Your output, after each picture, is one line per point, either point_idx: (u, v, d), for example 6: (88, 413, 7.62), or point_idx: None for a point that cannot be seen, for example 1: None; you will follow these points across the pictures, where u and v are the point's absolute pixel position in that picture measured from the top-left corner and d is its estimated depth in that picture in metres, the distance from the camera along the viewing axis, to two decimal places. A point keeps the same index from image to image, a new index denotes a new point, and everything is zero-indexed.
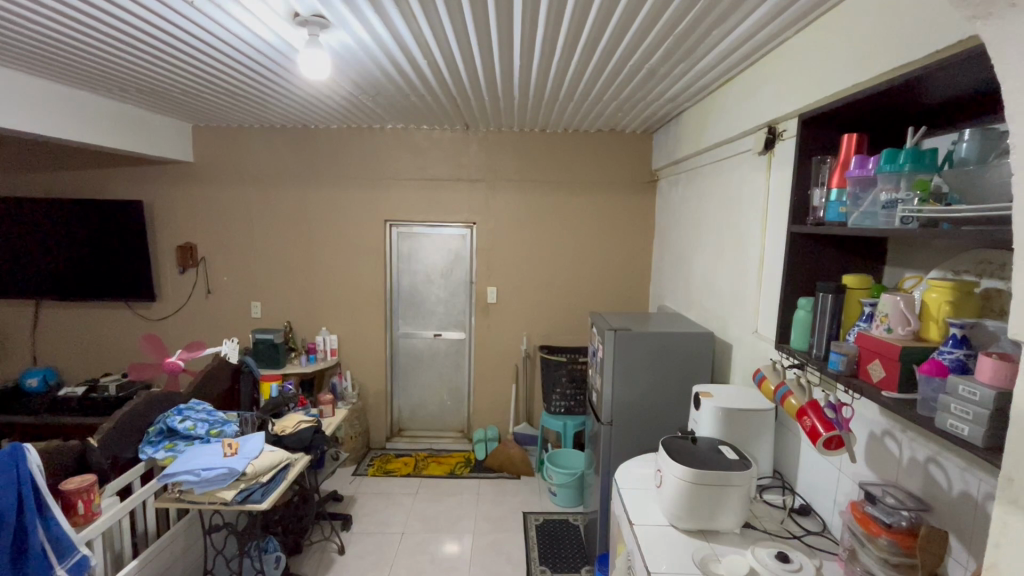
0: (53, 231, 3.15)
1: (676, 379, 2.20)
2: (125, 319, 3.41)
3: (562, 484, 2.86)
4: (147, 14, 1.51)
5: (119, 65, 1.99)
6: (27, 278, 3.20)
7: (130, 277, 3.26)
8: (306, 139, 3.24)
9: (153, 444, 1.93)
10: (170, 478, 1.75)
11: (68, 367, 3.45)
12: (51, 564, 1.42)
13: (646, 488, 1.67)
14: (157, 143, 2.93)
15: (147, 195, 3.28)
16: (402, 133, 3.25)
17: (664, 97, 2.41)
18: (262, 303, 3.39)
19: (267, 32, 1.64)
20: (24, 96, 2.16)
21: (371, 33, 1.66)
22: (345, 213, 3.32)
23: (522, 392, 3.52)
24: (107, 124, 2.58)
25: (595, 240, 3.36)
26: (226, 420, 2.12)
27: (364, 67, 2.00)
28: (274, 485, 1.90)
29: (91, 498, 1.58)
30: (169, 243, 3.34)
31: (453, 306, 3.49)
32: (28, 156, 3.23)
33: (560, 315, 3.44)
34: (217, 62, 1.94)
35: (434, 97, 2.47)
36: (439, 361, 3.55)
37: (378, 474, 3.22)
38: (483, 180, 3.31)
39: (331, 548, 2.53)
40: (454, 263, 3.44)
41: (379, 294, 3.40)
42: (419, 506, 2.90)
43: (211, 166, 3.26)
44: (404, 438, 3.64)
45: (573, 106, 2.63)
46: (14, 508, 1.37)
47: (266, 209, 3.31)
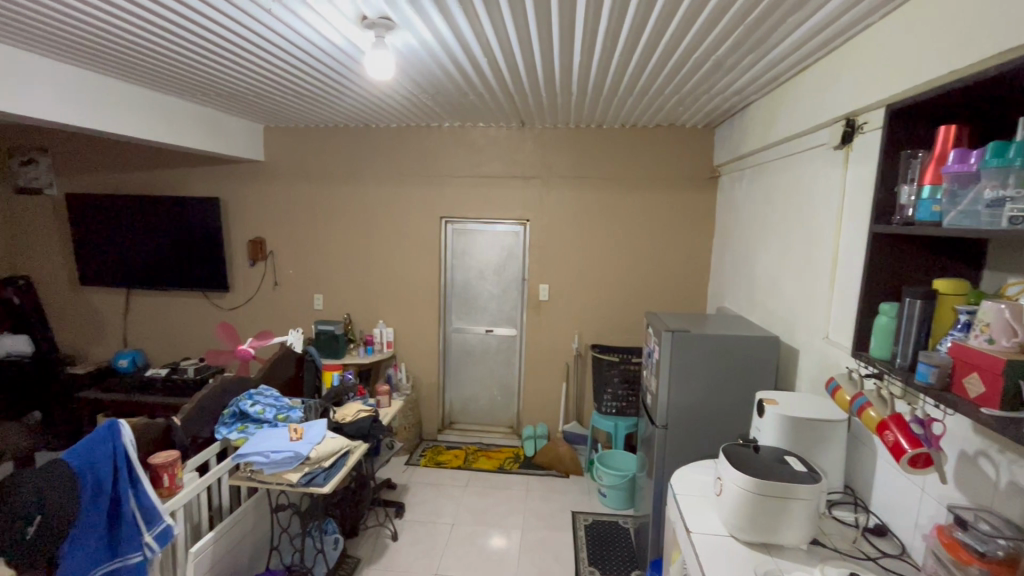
0: (143, 225, 3.44)
1: (736, 384, 2.11)
2: (203, 308, 3.66)
3: (613, 486, 2.82)
4: (226, 19, 1.61)
5: (202, 69, 2.14)
6: (122, 268, 3.52)
7: (207, 269, 3.50)
8: (367, 139, 3.36)
9: (226, 425, 2.07)
10: (243, 458, 1.87)
11: (153, 350, 3.75)
12: (140, 530, 1.55)
13: (704, 496, 1.62)
14: (233, 143, 3.13)
15: (223, 192, 3.50)
16: (459, 131, 3.29)
17: (728, 89, 2.31)
18: (324, 295, 3.55)
19: (336, 35, 1.71)
20: (114, 99, 2.36)
21: (434, 32, 1.69)
22: (403, 209, 3.41)
23: (573, 390, 3.50)
24: (188, 124, 2.78)
25: (651, 239, 3.28)
26: (292, 406, 2.24)
27: (426, 67, 2.04)
28: (335, 470, 1.99)
29: (175, 472, 1.71)
30: (241, 236, 3.54)
31: (505, 303, 3.51)
32: (120, 155, 3.51)
33: (613, 314, 3.38)
34: (288, 65, 2.04)
35: (492, 95, 2.48)
36: (491, 356, 3.58)
37: (430, 464, 3.30)
38: (537, 177, 3.30)
39: (384, 534, 2.61)
40: (507, 260, 3.46)
41: (433, 289, 3.48)
42: (469, 498, 2.95)
43: (280, 164, 3.44)
44: (455, 430, 3.70)
45: (632, 100, 2.56)
46: (109, 478, 1.52)
47: (329, 206, 3.45)
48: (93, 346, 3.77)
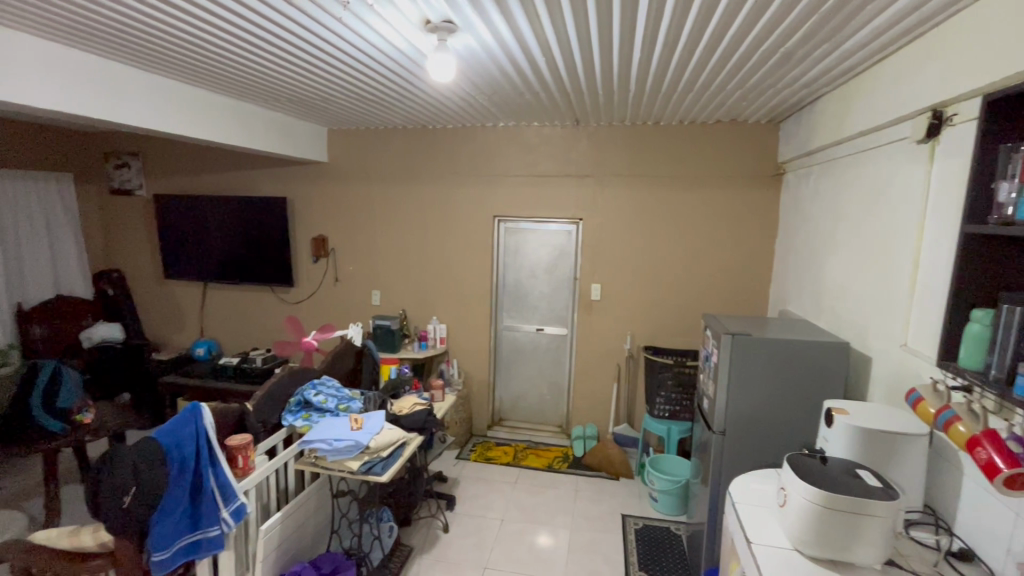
0: (219, 223, 3.70)
1: (802, 391, 2.01)
2: (270, 302, 3.88)
3: (665, 491, 2.75)
4: (300, 30, 1.70)
5: (276, 78, 2.27)
6: (200, 263, 3.80)
7: (274, 266, 3.71)
8: (423, 140, 3.45)
9: (292, 412, 2.19)
10: (308, 445, 1.97)
11: (225, 340, 4.02)
12: (218, 507, 1.68)
13: (767, 506, 1.55)
14: (300, 146, 3.30)
15: (290, 192, 3.70)
16: (513, 131, 3.32)
17: (797, 82, 2.20)
18: (381, 292, 3.68)
19: (400, 40, 1.77)
20: (198, 107, 2.55)
21: (495, 34, 1.71)
22: (457, 209, 3.48)
23: (624, 392, 3.45)
24: (261, 128, 2.96)
25: (709, 239, 3.18)
26: (352, 397, 2.34)
27: (486, 69, 2.08)
28: (393, 460, 2.06)
29: (248, 454, 1.83)
30: (305, 234, 3.73)
31: (556, 302, 3.51)
32: (199, 158, 3.78)
33: (667, 315, 3.31)
34: (354, 70, 2.12)
35: (548, 94, 2.49)
36: (541, 355, 3.59)
37: (480, 460, 3.35)
38: (591, 176, 3.28)
39: (436, 525, 2.68)
40: (559, 259, 3.45)
41: (485, 287, 3.53)
42: (519, 495, 2.97)
43: (342, 166, 3.59)
44: (504, 427, 3.74)
45: (692, 97, 2.50)
46: (193, 457, 1.65)
47: (387, 205, 3.57)
48: (175, 335, 4.09)
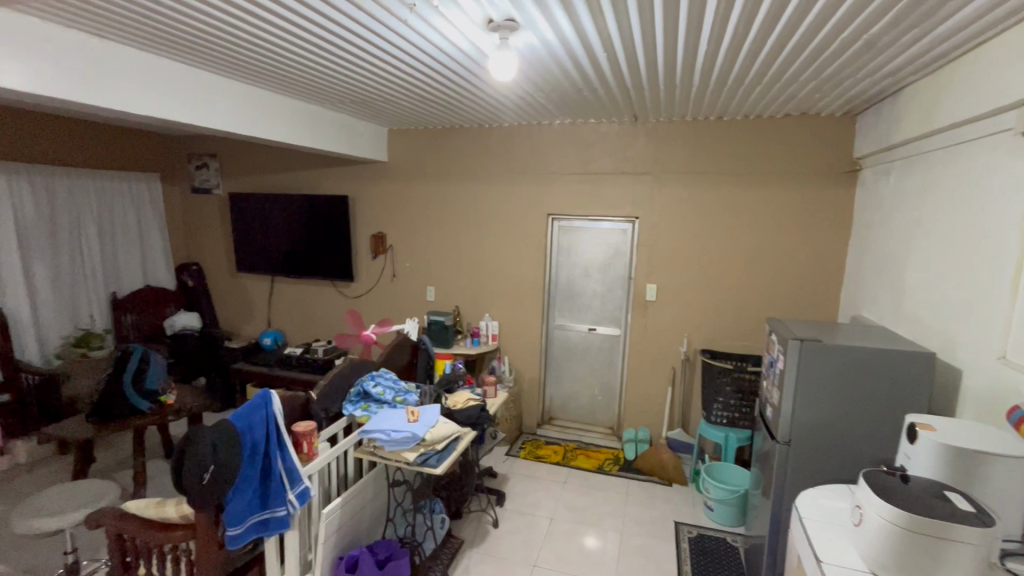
0: (286, 220, 3.91)
1: (878, 401, 1.87)
2: (331, 296, 4.06)
3: (721, 500, 2.65)
4: (368, 34, 1.75)
5: (342, 80, 2.36)
6: (269, 258, 4.03)
7: (336, 261, 3.87)
8: (479, 139, 3.49)
9: (352, 403, 2.28)
10: (367, 434, 2.04)
11: (290, 331, 4.24)
12: (286, 488, 1.80)
13: (839, 524, 1.46)
14: (362, 146, 3.43)
15: (351, 191, 3.84)
16: (568, 128, 3.29)
17: (879, 71, 2.05)
18: (436, 288, 3.76)
19: (462, 40, 1.79)
20: (271, 111, 2.69)
21: (557, 32, 1.71)
22: (511, 207, 3.50)
23: (679, 396, 3.36)
24: (327, 130, 3.08)
25: (775, 240, 3.03)
26: (408, 390, 2.40)
27: (545, 67, 2.07)
28: (447, 453, 2.10)
29: (313, 440, 1.94)
30: (365, 231, 3.87)
31: (609, 301, 3.45)
32: (269, 158, 3.99)
33: (726, 318, 3.18)
34: (416, 71, 2.17)
35: (607, 91, 2.45)
36: (592, 355, 3.55)
37: (529, 457, 3.36)
38: (648, 173, 3.20)
39: (486, 520, 2.71)
40: (613, 258, 3.40)
41: (538, 285, 3.53)
42: (568, 495, 2.96)
43: (400, 165, 3.69)
44: (554, 426, 3.73)
45: (760, 90, 2.39)
46: (264, 441, 1.75)
47: (443, 203, 3.64)
48: (246, 325, 4.36)
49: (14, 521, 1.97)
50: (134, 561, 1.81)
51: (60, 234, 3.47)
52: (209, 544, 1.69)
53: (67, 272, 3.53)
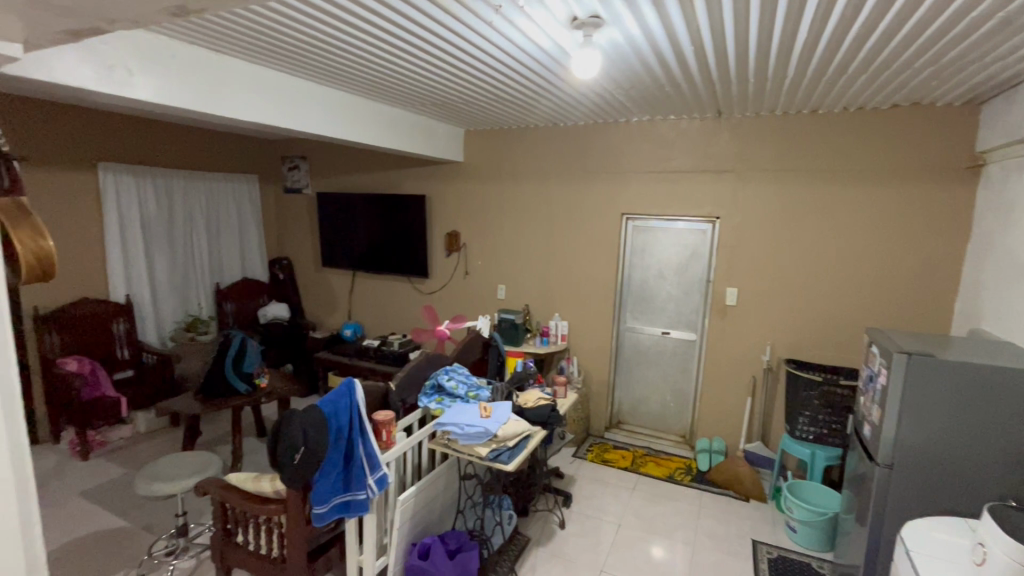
0: (368, 218, 4.12)
1: (1001, 425, 1.66)
2: (406, 291, 4.22)
3: (804, 522, 2.47)
4: (453, 37, 1.79)
5: (424, 84, 2.44)
6: (351, 254, 4.26)
7: (413, 258, 4.03)
8: (554, 138, 3.47)
9: (427, 395, 2.36)
10: (441, 427, 2.10)
11: (368, 324, 4.47)
12: (366, 474, 1.86)
13: (954, 561, 1.33)
14: (440, 146, 3.53)
15: (428, 190, 3.97)
16: (647, 126, 3.19)
17: (1014, 53, 1.81)
18: (506, 286, 3.80)
19: (544, 38, 1.79)
20: (359, 115, 2.84)
21: (642, 26, 1.66)
22: (585, 207, 3.46)
23: (759, 407, 3.17)
24: (408, 131, 3.21)
25: (876, 243, 2.77)
26: (480, 386, 2.45)
27: (627, 63, 2.02)
28: (518, 451, 2.11)
29: (391, 429, 2.02)
30: (440, 229, 3.98)
31: (684, 305, 3.32)
32: (353, 159, 4.22)
33: (817, 326, 2.96)
34: (497, 72, 2.19)
35: (691, 86, 2.35)
36: (666, 360, 3.43)
37: (596, 461, 3.32)
38: (732, 172, 3.04)
39: (552, 520, 2.71)
40: (691, 260, 3.26)
41: (610, 287, 3.47)
42: (637, 502, 2.88)
43: (476, 165, 3.77)
44: (623, 431, 3.65)
45: (864, 80, 2.19)
46: (347, 427, 1.84)
47: (516, 202, 3.67)
48: (328, 316, 4.65)
49: (138, 483, 2.22)
50: (232, 528, 2.02)
51: (176, 229, 3.88)
52: (298, 520, 1.84)
53: (180, 263, 3.93)
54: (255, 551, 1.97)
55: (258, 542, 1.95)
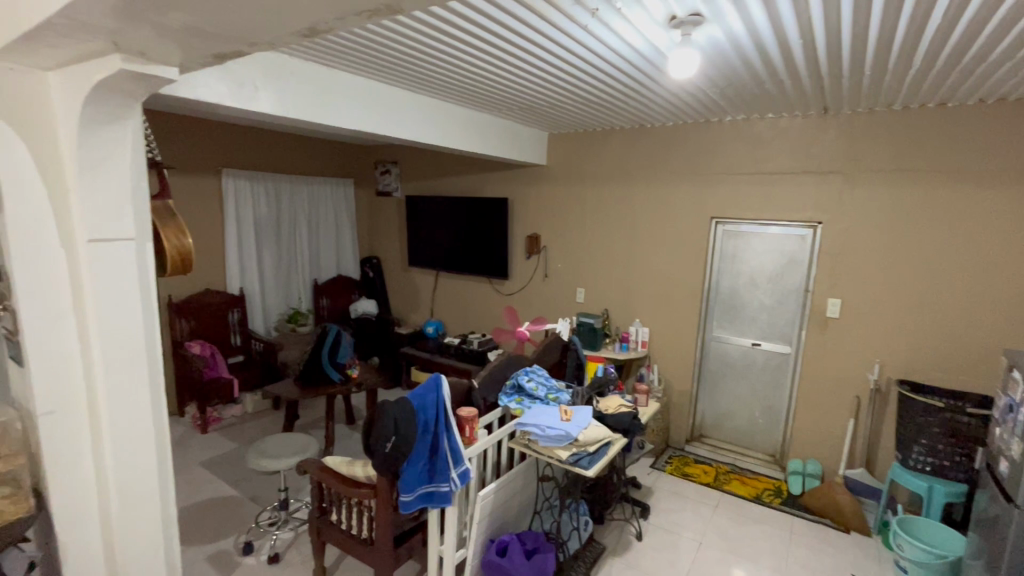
0: (452, 220, 4.27)
1: None
2: (487, 292, 4.32)
3: (919, 563, 2.21)
4: (548, 42, 1.80)
5: (514, 90, 2.48)
6: (435, 254, 4.44)
7: (494, 260, 4.12)
8: (640, 140, 3.40)
9: (507, 394, 2.39)
10: (522, 427, 2.12)
11: (449, 323, 4.63)
12: (449, 466, 1.92)
13: None
14: (524, 150, 3.58)
15: (510, 193, 4.04)
16: (741, 125, 3.03)
17: None
18: (586, 289, 3.77)
19: (639, 39, 1.75)
20: (450, 121, 2.95)
21: (746, 22, 1.58)
22: (671, 210, 3.35)
23: (864, 430, 2.89)
24: (494, 136, 3.28)
25: (1016, 253, 2.43)
26: (560, 389, 2.44)
27: (727, 60, 1.93)
28: (598, 457, 2.10)
29: (474, 426, 2.07)
30: (521, 232, 4.03)
31: (778, 315, 3.10)
32: (440, 163, 4.40)
33: (937, 345, 2.65)
34: (586, 76, 2.18)
35: (795, 83, 2.20)
36: (755, 373, 3.23)
37: (676, 474, 3.19)
38: (838, 173, 2.80)
39: (629, 531, 2.64)
40: (787, 268, 3.04)
41: (696, 293, 3.33)
42: (719, 521, 2.74)
43: (559, 168, 3.77)
44: (705, 445, 3.49)
45: (1008, 69, 1.93)
46: (434, 421, 1.91)
47: (599, 204, 3.63)
48: (412, 314, 4.87)
49: (249, 458, 2.46)
50: (327, 507, 2.17)
51: (282, 229, 4.25)
52: (387, 504, 1.94)
53: (284, 260, 4.31)
54: (346, 530, 2.10)
55: (350, 522, 2.09)
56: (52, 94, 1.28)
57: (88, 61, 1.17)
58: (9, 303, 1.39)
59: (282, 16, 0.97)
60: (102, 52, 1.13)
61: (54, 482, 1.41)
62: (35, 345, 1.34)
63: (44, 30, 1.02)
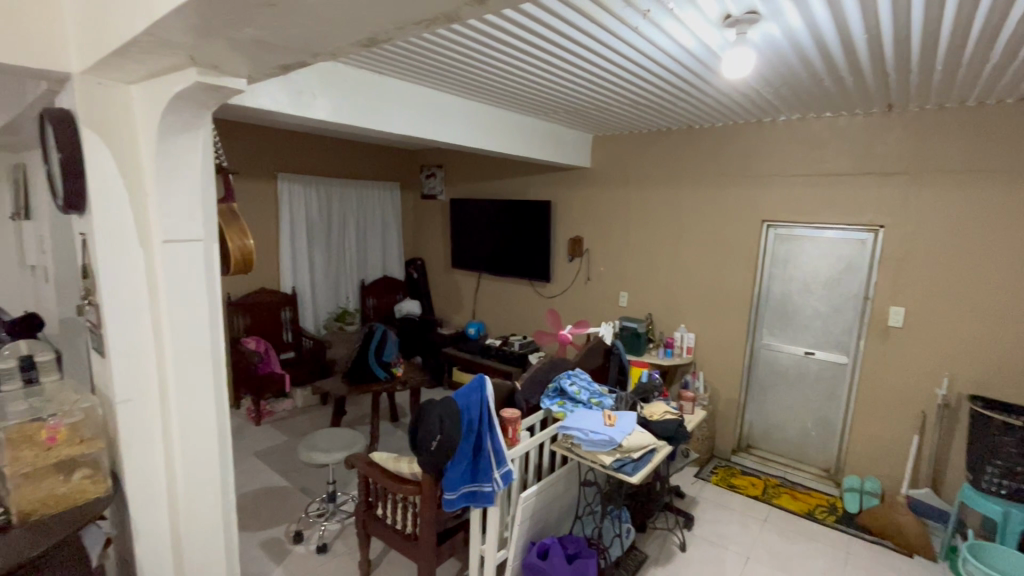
0: (495, 223, 4.31)
1: None
2: (528, 295, 4.34)
3: None
4: (598, 45, 1.79)
5: (561, 93, 2.49)
6: (478, 256, 4.49)
7: (536, 263, 4.13)
8: (687, 142, 3.33)
9: (549, 397, 2.39)
10: (565, 431, 2.12)
11: (491, 324, 4.67)
12: (492, 467, 1.94)
13: None
14: (568, 152, 3.57)
15: (554, 196, 4.04)
16: (797, 124, 2.91)
17: None
18: (629, 293, 3.72)
19: (691, 39, 1.72)
20: (496, 125, 2.98)
21: (807, 18, 1.52)
22: (719, 213, 3.26)
23: (929, 448, 2.72)
24: (538, 139, 3.29)
25: None
26: (603, 393, 2.42)
27: (783, 58, 1.86)
28: (643, 464, 2.05)
29: (516, 427, 2.09)
30: (564, 235, 4.03)
31: (834, 323, 2.96)
32: (484, 167, 4.45)
33: (1015, 359, 2.45)
34: (635, 78, 2.16)
35: (857, 80, 2.10)
36: (808, 383, 3.09)
37: (721, 485, 3.10)
38: (903, 174, 2.65)
39: (672, 541, 2.58)
40: (844, 274, 2.90)
41: (745, 299, 3.22)
42: (768, 536, 2.64)
43: (603, 170, 3.75)
44: (753, 456, 3.36)
45: None
46: (478, 421, 1.93)
47: (644, 207, 3.57)
48: (454, 315, 4.95)
49: (301, 450, 2.57)
50: (373, 501, 2.23)
51: (332, 231, 4.42)
52: (431, 501, 1.99)
53: (334, 261, 4.47)
54: (391, 524, 2.16)
55: (395, 517, 2.14)
56: (134, 106, 1.41)
57: (167, 75, 1.27)
58: (93, 297, 1.50)
59: (345, 27, 1.01)
60: (180, 66, 1.21)
61: (130, 466, 1.51)
62: (116, 339, 1.44)
63: (131, 47, 1.11)
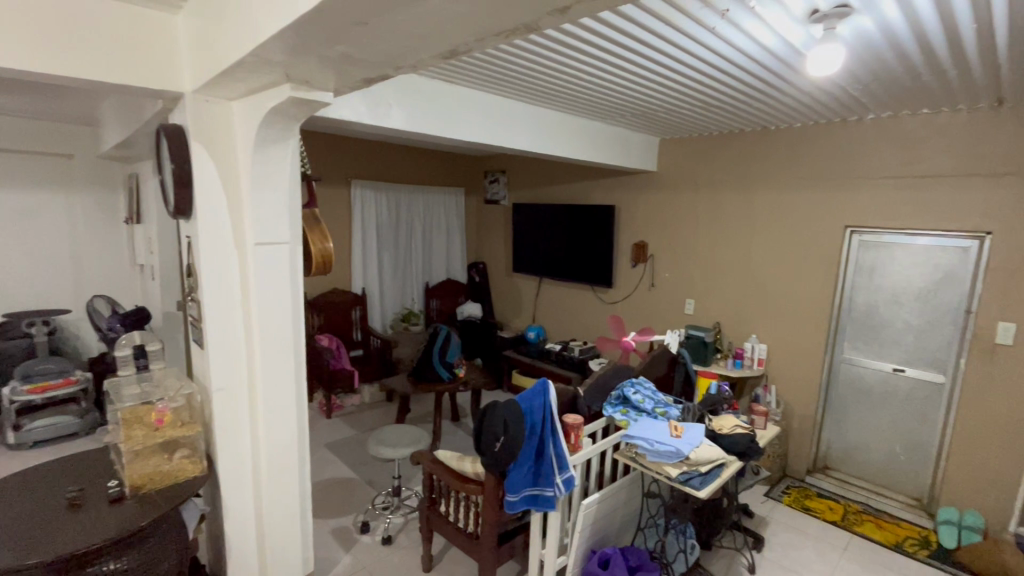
0: (557, 227, 4.32)
1: None
2: (590, 300, 4.30)
3: None
4: (672, 48, 1.76)
5: (630, 98, 2.46)
6: (539, 261, 4.51)
7: (597, 268, 4.09)
8: (763, 143, 3.18)
9: (611, 405, 2.34)
10: (629, 440, 2.07)
11: (551, 329, 4.67)
12: (554, 472, 1.93)
13: None
14: (634, 156, 3.51)
15: (617, 201, 3.99)
16: (888, 122, 2.70)
17: None
18: (696, 301, 3.60)
19: (772, 37, 1.64)
20: (562, 130, 2.99)
21: (905, 9, 1.41)
22: (796, 218, 3.08)
23: None
24: (604, 143, 3.26)
25: None
26: (669, 403, 2.35)
27: (876, 53, 1.73)
28: (712, 479, 1.97)
29: (579, 433, 2.08)
30: (627, 240, 3.96)
31: (928, 338, 2.71)
32: (547, 172, 4.47)
33: None
34: (709, 80, 2.10)
35: (961, 73, 1.92)
36: (897, 402, 2.85)
37: (795, 506, 2.91)
38: (1016, 175, 2.38)
39: (740, 562, 2.46)
40: (942, 284, 2.64)
41: (824, 309, 3.02)
42: (848, 565, 2.45)
43: (670, 174, 3.65)
44: (830, 478, 3.14)
45: None
46: (541, 425, 1.94)
47: (713, 212, 3.45)
48: (515, 319, 4.99)
49: (370, 444, 2.69)
50: (437, 498, 2.30)
51: (399, 235, 4.60)
52: (493, 501, 2.01)
53: (401, 263, 4.66)
54: (453, 522, 2.21)
55: (457, 515, 2.19)
56: (234, 120, 1.54)
57: (264, 91, 1.38)
58: (195, 294, 1.65)
59: (428, 41, 1.05)
60: (277, 83, 1.31)
61: (222, 449, 1.65)
62: (215, 333, 1.58)
63: (238, 67, 1.22)
